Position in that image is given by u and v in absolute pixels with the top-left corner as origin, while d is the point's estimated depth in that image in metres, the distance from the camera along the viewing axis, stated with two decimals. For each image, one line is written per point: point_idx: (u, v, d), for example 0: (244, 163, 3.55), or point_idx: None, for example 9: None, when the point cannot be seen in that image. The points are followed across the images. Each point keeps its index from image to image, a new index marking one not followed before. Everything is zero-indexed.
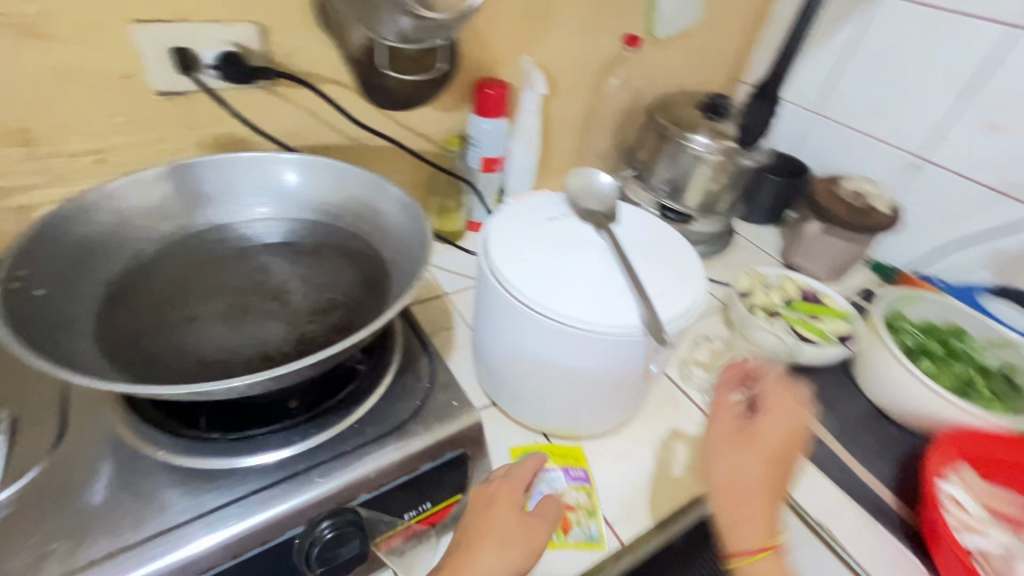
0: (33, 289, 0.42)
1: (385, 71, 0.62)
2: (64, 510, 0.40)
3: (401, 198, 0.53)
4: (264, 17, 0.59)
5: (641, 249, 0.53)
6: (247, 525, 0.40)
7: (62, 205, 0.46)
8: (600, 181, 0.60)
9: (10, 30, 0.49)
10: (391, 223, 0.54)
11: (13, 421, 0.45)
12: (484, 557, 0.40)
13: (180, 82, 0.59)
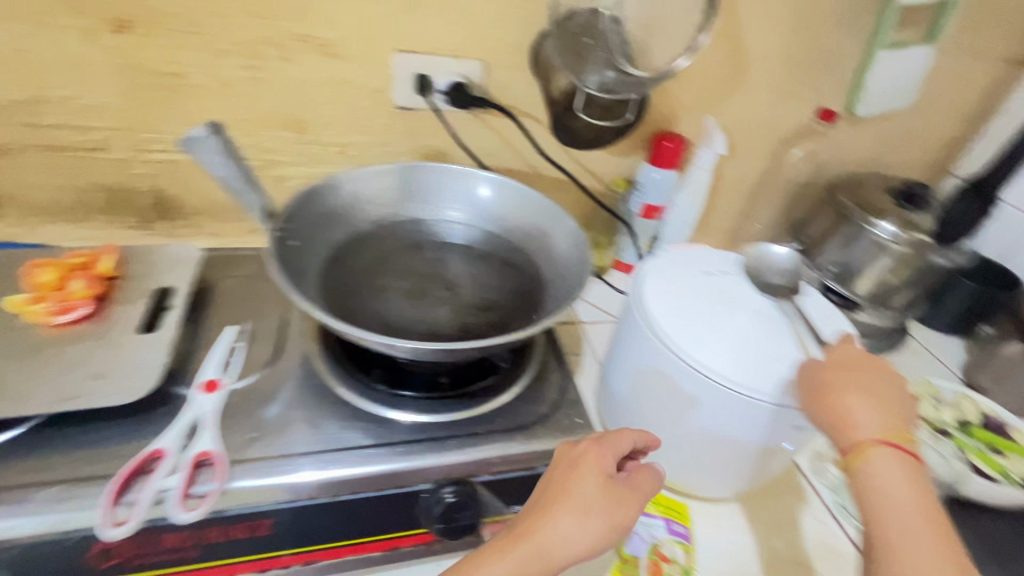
0: (290, 239, 0.55)
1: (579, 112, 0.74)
2: (269, 410, 0.50)
3: (573, 230, 0.59)
4: (491, 57, 0.70)
5: (803, 322, 0.53)
6: (392, 466, 0.46)
7: (321, 181, 0.60)
8: (775, 254, 0.57)
9: (317, 49, 0.66)
10: (558, 249, 0.60)
11: (251, 332, 0.58)
12: (565, 525, 0.40)
13: (415, 101, 0.72)
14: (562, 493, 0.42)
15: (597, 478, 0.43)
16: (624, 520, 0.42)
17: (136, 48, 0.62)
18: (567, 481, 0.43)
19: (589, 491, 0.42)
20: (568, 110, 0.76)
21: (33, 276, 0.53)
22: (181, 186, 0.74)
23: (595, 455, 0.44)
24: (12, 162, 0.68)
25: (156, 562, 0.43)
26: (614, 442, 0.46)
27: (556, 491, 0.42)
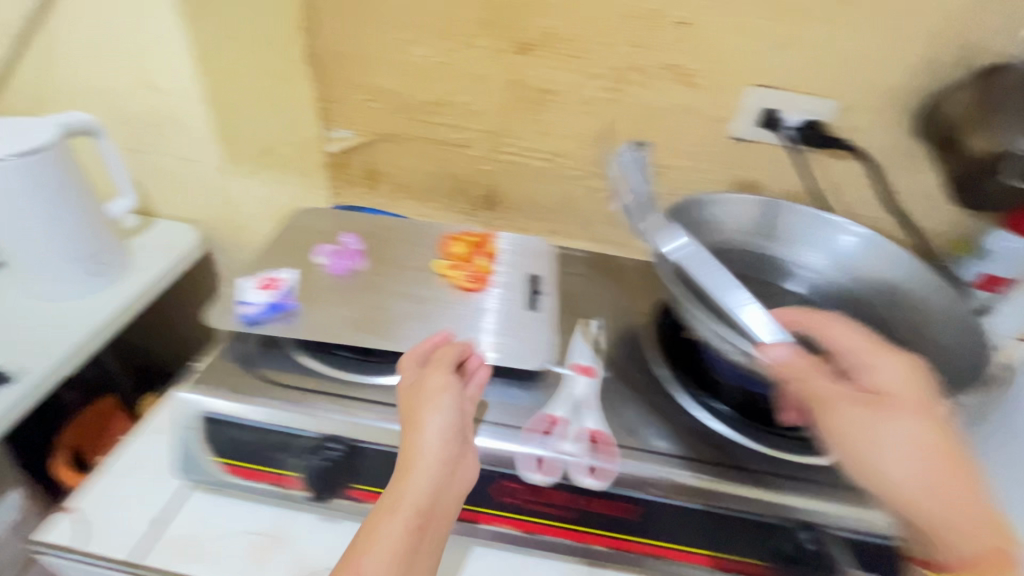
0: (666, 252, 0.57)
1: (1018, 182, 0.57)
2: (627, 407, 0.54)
3: (959, 309, 0.55)
4: (851, 97, 0.68)
5: None
6: (751, 492, 0.47)
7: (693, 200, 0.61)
8: None
9: (678, 78, 0.70)
10: (931, 323, 0.56)
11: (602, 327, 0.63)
12: (416, 488, 0.42)
13: (753, 133, 0.72)
14: (428, 470, 0.43)
15: (438, 441, 0.45)
16: None
17: (525, 67, 0.72)
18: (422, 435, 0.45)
19: (433, 472, 0.43)
20: (979, 174, 0.60)
21: (447, 247, 0.64)
22: (510, 184, 0.85)
23: (421, 398, 0.47)
24: (398, 148, 0.84)
25: (542, 511, 0.47)
26: (441, 398, 0.46)
27: (409, 446, 0.45)
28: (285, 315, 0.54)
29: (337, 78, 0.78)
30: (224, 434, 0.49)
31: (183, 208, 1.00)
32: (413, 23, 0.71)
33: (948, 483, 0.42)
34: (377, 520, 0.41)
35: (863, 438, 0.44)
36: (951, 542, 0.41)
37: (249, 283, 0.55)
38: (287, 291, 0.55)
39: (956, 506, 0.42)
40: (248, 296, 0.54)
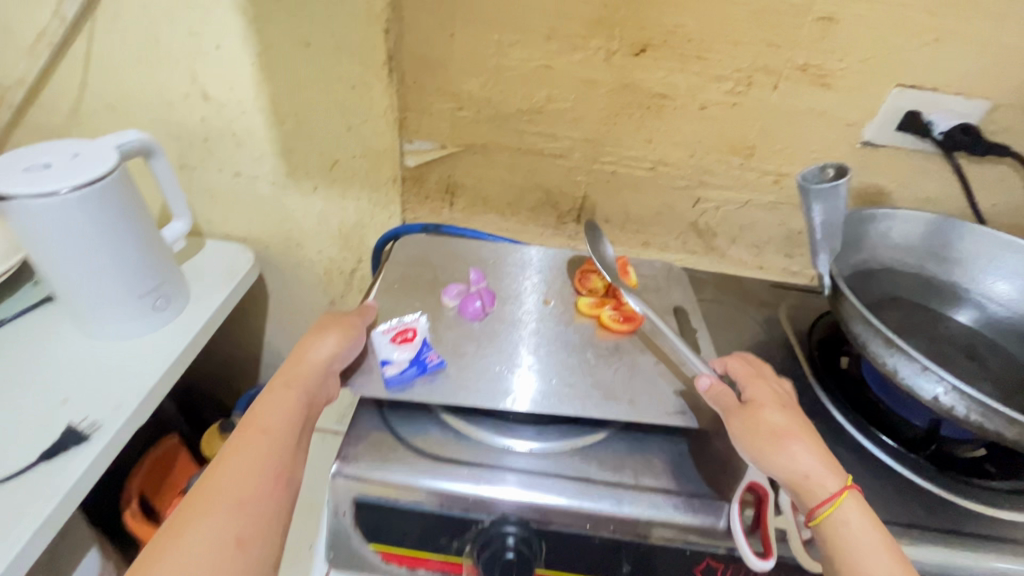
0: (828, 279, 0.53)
1: None
2: None
3: None
4: (1003, 97, 0.62)
5: None
6: (969, 559, 0.45)
7: (854, 214, 0.57)
8: None
9: (811, 80, 0.63)
10: None
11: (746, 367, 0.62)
12: (299, 383, 0.48)
13: (888, 138, 0.66)
14: (311, 377, 0.48)
15: (326, 356, 0.49)
16: (770, 425, 0.44)
17: (638, 69, 0.65)
18: (312, 353, 0.50)
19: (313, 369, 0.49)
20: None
21: (586, 282, 0.63)
22: (606, 196, 0.78)
23: (329, 321, 0.53)
24: (484, 160, 0.77)
25: None
26: (348, 331, 0.52)
27: (294, 363, 0.49)
28: (429, 375, 0.49)
29: (420, 85, 0.71)
30: (386, 519, 0.44)
31: (235, 225, 0.92)
32: (515, 24, 0.64)
33: (814, 460, 0.43)
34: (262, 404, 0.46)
35: (765, 431, 0.44)
36: (815, 495, 0.41)
37: (381, 336, 0.52)
38: (425, 348, 0.51)
39: (819, 472, 0.42)
40: (387, 354, 0.50)
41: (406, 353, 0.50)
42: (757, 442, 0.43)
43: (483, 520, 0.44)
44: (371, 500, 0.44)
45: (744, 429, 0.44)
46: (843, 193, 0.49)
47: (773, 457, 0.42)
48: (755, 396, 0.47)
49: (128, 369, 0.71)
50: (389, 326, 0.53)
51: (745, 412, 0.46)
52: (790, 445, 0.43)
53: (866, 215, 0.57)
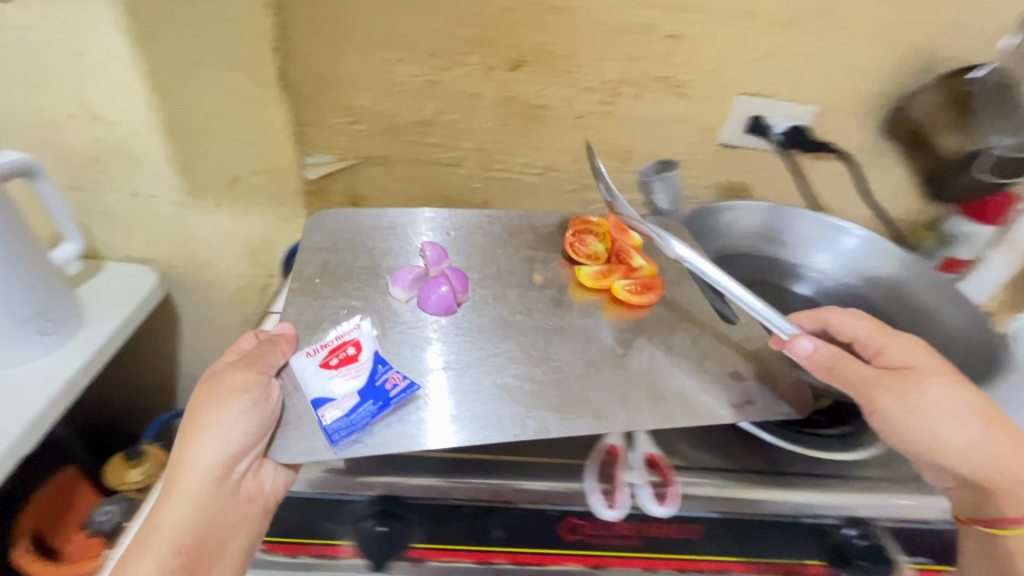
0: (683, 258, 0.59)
1: (982, 175, 0.67)
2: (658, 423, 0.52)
3: (967, 307, 0.59)
4: (828, 103, 0.72)
5: None
6: (810, 498, 0.46)
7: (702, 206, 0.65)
8: None
9: (668, 90, 0.71)
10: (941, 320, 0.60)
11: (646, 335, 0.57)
12: (178, 510, 0.44)
13: (741, 139, 0.75)
14: (205, 480, 0.44)
15: (211, 468, 0.44)
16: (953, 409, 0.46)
17: (515, 83, 0.71)
18: (194, 462, 0.44)
19: (194, 486, 0.44)
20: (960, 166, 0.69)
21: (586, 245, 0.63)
22: (504, 201, 0.83)
23: (200, 408, 0.46)
24: (384, 171, 0.80)
25: (604, 543, 0.46)
26: (222, 420, 0.45)
27: (187, 455, 0.45)
28: (389, 412, 0.47)
29: (312, 101, 0.73)
30: (260, 513, 0.46)
31: (138, 247, 0.90)
32: (398, 42, 0.68)
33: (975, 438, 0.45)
34: (135, 554, 0.42)
35: (932, 412, 0.45)
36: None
37: (309, 363, 0.49)
38: (376, 376, 0.49)
39: (1002, 461, 0.45)
40: (327, 393, 0.47)
41: (352, 389, 0.48)
42: (955, 447, 0.45)
43: (356, 503, 0.46)
44: (242, 495, 0.45)
45: (903, 409, 0.46)
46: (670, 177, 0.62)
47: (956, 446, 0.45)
48: (907, 364, 0.48)
49: (11, 402, 0.68)
50: (320, 347, 0.51)
51: (911, 384, 0.46)
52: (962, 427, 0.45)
53: (711, 208, 0.66)
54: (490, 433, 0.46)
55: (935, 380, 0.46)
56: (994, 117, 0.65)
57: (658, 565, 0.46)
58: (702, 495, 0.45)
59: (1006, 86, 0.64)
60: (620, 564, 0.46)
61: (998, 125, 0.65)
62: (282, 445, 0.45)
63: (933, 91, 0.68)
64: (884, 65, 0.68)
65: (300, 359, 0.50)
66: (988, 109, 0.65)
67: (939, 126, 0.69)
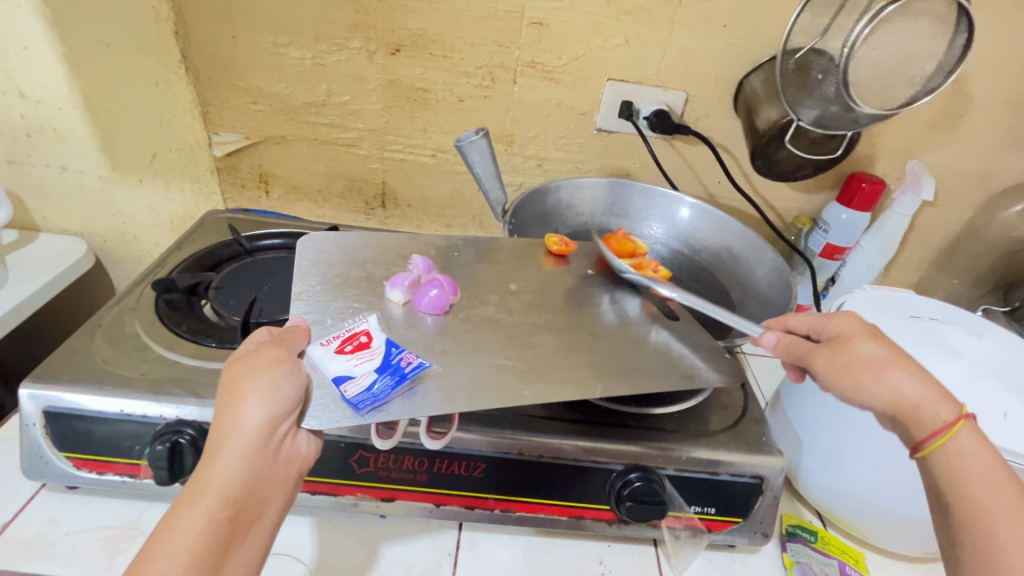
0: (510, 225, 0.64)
1: (788, 143, 0.70)
2: None
3: (775, 263, 0.64)
4: (694, 90, 0.76)
5: (993, 355, 0.55)
6: (591, 442, 0.49)
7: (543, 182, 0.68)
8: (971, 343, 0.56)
9: (541, 76, 0.75)
10: (755, 279, 0.65)
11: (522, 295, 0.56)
12: (226, 472, 0.36)
13: (615, 125, 0.79)
14: (247, 442, 0.37)
15: (259, 430, 0.37)
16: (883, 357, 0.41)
17: (398, 66, 0.76)
18: (240, 422, 0.37)
19: (245, 450, 0.37)
20: (776, 140, 0.71)
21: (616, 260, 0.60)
22: (402, 181, 0.87)
23: (243, 371, 0.39)
24: (287, 150, 0.85)
25: (392, 477, 0.49)
26: (274, 376, 0.39)
27: (225, 419, 0.38)
28: (405, 387, 0.42)
29: (215, 82, 0.80)
30: (72, 427, 0.47)
31: (71, 221, 0.89)
32: (286, 28, 0.74)
33: (925, 389, 0.40)
34: (174, 514, 0.34)
35: (857, 365, 0.41)
36: (927, 422, 0.39)
37: (325, 350, 0.44)
38: (391, 359, 0.44)
39: (929, 399, 0.39)
40: (347, 371, 0.43)
41: (370, 368, 0.43)
42: (850, 380, 0.41)
43: (161, 423, 0.47)
44: (59, 410, 0.47)
45: (834, 370, 0.42)
46: (483, 144, 0.60)
47: (868, 387, 0.41)
48: (841, 329, 0.44)
49: None
50: (334, 336, 0.46)
51: (832, 351, 0.43)
52: (887, 373, 0.40)
53: (551, 187, 0.69)
54: (478, 397, 0.42)
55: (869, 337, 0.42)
56: (792, 98, 0.66)
57: (446, 500, 0.50)
58: (478, 437, 0.48)
59: (805, 64, 0.64)
60: (408, 497, 0.50)
61: (793, 105, 0.66)
62: (314, 413, 0.40)
63: (759, 70, 0.72)
64: (738, 53, 0.72)
65: (315, 349, 0.44)
66: (785, 92, 0.66)
67: (760, 103, 0.72)
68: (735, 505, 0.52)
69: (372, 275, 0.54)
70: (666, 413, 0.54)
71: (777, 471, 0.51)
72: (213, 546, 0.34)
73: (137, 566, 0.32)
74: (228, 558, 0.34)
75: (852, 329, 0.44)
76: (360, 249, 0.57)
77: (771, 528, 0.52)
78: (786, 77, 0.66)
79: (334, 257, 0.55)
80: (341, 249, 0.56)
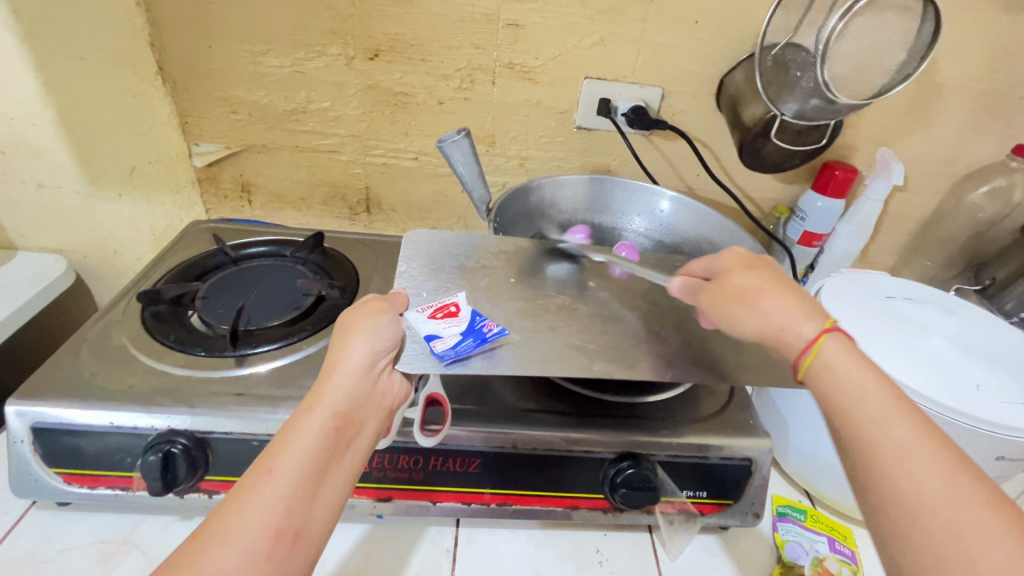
0: (493, 221, 0.63)
1: (772, 138, 0.72)
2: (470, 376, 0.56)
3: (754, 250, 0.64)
4: (669, 85, 0.77)
5: (967, 331, 0.57)
6: (582, 433, 0.50)
7: (527, 180, 0.69)
8: (944, 321, 0.58)
9: (519, 76, 0.76)
10: None
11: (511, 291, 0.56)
12: (337, 390, 0.38)
13: (595, 122, 0.80)
14: (353, 367, 0.40)
15: (364, 358, 0.41)
16: (759, 284, 0.45)
17: (377, 71, 0.76)
18: (344, 354, 0.40)
19: (353, 373, 0.39)
20: (761, 136, 0.73)
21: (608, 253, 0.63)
22: (386, 186, 0.88)
23: (354, 316, 0.44)
24: (268, 159, 0.85)
25: (388, 477, 0.49)
26: (377, 320, 0.43)
27: (334, 351, 0.41)
28: (485, 349, 0.46)
29: (193, 92, 0.79)
30: (62, 443, 0.47)
31: (48, 238, 0.88)
32: (263, 36, 0.74)
33: (787, 310, 0.43)
34: (294, 420, 0.36)
35: (736, 295, 0.45)
36: (794, 345, 0.41)
37: (419, 315, 0.48)
38: (476, 324, 0.48)
39: (792, 320, 0.42)
40: (436, 331, 0.46)
41: (456, 330, 0.47)
42: (727, 311, 0.46)
43: (153, 434, 0.47)
44: (46, 426, 0.46)
45: (714, 302, 0.47)
46: (466, 144, 0.58)
47: (739, 317, 0.44)
48: (722, 267, 0.49)
49: None
50: (427, 304, 0.50)
51: (713, 286, 0.48)
52: (758, 300, 0.44)
53: (534, 185, 0.69)
54: (548, 365, 0.46)
55: (749, 273, 0.46)
56: (773, 94, 0.68)
57: (442, 497, 0.51)
58: (473, 432, 0.49)
59: (784, 60, 0.66)
60: (405, 496, 0.50)
61: (775, 101, 0.68)
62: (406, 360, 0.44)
63: (741, 66, 0.75)
64: (711, 50, 0.74)
65: (412, 313, 0.48)
66: (767, 89, 0.68)
67: (744, 99, 0.74)
68: (725, 488, 0.53)
69: (464, 265, 0.57)
70: (655, 401, 0.56)
71: (764, 452, 0.53)
72: (323, 450, 0.35)
73: (264, 459, 0.34)
74: (335, 465, 0.36)
75: (729, 263, 0.48)
76: (453, 241, 0.60)
77: (761, 508, 0.53)
78: (766, 75, 0.68)
79: (431, 252, 0.58)
80: (439, 245, 0.59)
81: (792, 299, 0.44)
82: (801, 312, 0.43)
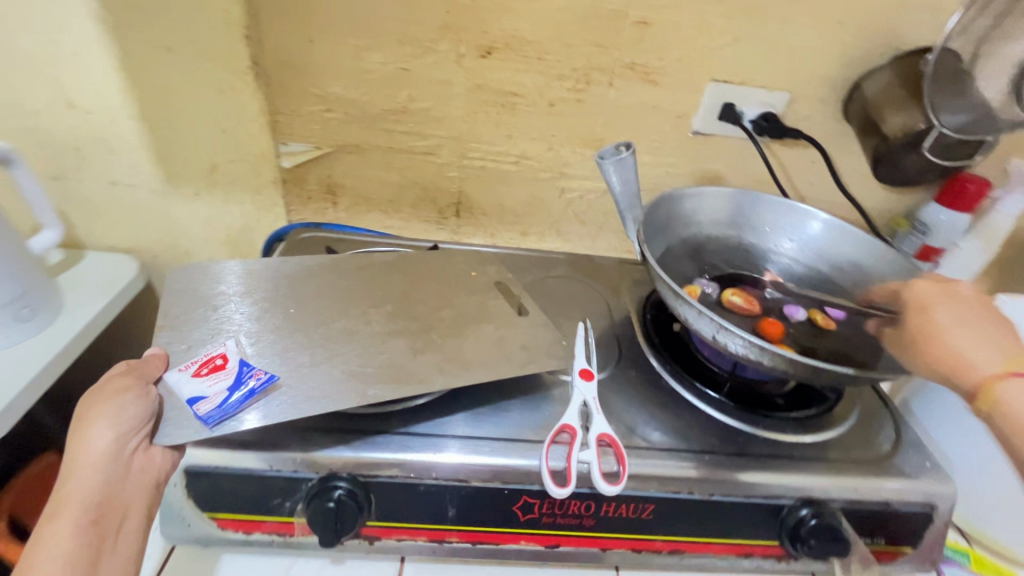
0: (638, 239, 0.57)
1: (923, 150, 0.68)
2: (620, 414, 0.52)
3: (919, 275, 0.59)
4: (798, 90, 0.72)
5: None
6: (758, 478, 0.47)
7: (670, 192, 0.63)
8: None
9: (638, 76, 0.71)
10: None
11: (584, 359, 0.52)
12: (85, 479, 0.42)
13: (713, 127, 0.75)
14: (98, 456, 0.43)
15: (106, 445, 0.43)
16: (963, 320, 0.47)
17: (487, 69, 0.71)
18: (90, 438, 0.43)
19: (99, 468, 0.42)
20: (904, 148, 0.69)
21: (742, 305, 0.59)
22: (479, 189, 0.83)
23: (98, 395, 0.45)
24: (359, 159, 0.80)
25: (558, 522, 0.46)
26: (119, 400, 0.44)
27: (77, 440, 0.43)
28: (256, 399, 0.45)
29: (286, 88, 0.74)
30: (216, 485, 0.46)
31: (119, 237, 0.83)
32: (368, 30, 0.69)
33: (977, 348, 0.46)
34: (43, 529, 0.40)
35: (936, 332, 0.48)
36: (975, 376, 0.45)
37: (180, 375, 0.46)
38: (242, 375, 0.46)
39: (977, 356, 0.45)
40: (200, 392, 0.45)
41: (222, 387, 0.45)
42: (922, 344, 0.48)
43: (313, 478, 0.45)
44: (201, 468, 0.45)
45: (909, 340, 0.50)
46: (631, 162, 0.55)
47: (929, 353, 0.47)
48: (917, 297, 0.51)
49: None
50: (192, 361, 0.47)
51: (914, 322, 0.50)
52: (954, 338, 0.47)
53: (675, 197, 0.64)
54: (323, 400, 0.44)
55: (948, 309, 0.48)
56: (935, 102, 0.65)
57: (611, 544, 0.47)
58: (646, 477, 0.46)
59: (954, 68, 0.64)
60: (572, 543, 0.47)
61: (937, 109, 0.65)
62: (163, 432, 0.43)
63: (886, 69, 0.69)
64: (850, 52, 0.69)
65: (173, 374, 0.46)
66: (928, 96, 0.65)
67: (887, 103, 0.69)
68: (905, 534, 0.50)
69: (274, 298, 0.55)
70: (820, 440, 0.53)
71: (948, 499, 0.49)
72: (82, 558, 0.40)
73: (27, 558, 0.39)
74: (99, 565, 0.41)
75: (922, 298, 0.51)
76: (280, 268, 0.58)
77: (938, 556, 0.50)
78: (934, 80, 0.65)
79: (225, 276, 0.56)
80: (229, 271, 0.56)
81: (991, 339, 0.46)
82: (997, 351, 0.45)
